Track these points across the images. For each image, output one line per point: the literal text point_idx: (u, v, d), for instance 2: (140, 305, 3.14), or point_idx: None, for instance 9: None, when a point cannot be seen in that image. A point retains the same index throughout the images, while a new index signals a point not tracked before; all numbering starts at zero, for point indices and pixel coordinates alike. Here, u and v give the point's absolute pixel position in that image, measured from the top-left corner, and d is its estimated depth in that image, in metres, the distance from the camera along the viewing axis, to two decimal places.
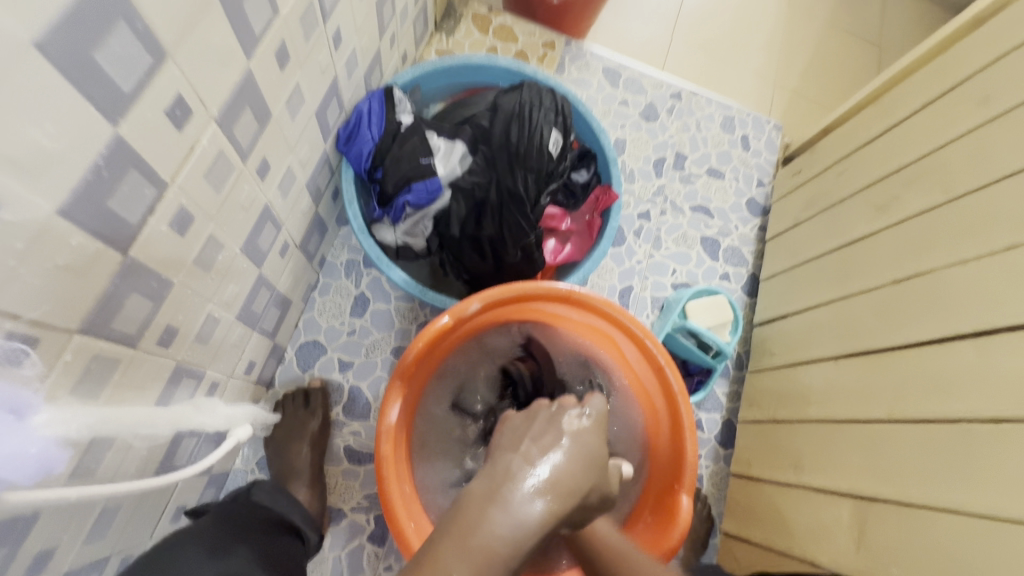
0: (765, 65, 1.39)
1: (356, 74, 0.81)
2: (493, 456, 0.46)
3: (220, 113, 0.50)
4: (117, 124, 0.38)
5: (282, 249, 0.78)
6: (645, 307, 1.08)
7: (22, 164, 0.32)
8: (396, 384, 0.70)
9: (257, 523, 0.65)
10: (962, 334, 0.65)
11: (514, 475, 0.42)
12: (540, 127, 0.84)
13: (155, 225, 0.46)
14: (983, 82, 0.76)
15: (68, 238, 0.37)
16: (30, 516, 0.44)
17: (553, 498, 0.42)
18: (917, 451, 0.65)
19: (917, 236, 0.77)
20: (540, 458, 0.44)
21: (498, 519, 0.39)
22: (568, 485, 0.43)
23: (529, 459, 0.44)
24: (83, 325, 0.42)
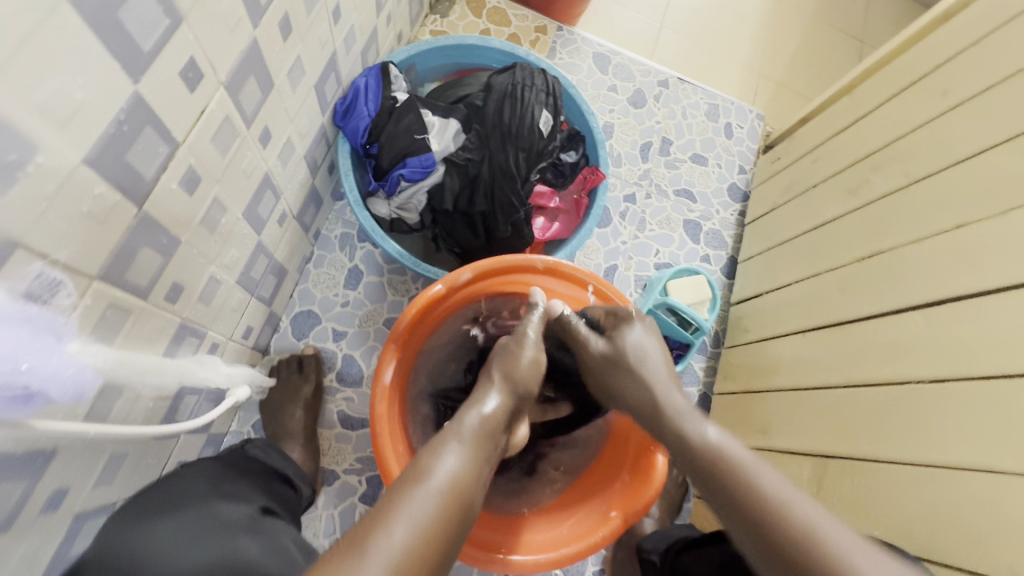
0: (750, 56, 1.43)
1: (354, 50, 0.83)
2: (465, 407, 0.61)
3: (228, 79, 0.52)
4: (137, 81, 0.41)
5: (280, 219, 0.80)
6: (628, 286, 1.13)
7: (53, 112, 0.35)
8: (391, 347, 0.74)
9: (253, 466, 0.68)
10: (915, 306, 0.71)
11: (474, 399, 0.59)
12: (532, 107, 0.88)
13: (166, 182, 0.49)
14: (945, 74, 0.81)
15: (91, 186, 0.40)
16: (49, 450, 0.47)
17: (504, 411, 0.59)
18: (875, 413, 0.71)
19: (881, 217, 0.82)
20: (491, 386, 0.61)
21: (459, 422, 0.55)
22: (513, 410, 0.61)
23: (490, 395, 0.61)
24: (102, 271, 0.45)
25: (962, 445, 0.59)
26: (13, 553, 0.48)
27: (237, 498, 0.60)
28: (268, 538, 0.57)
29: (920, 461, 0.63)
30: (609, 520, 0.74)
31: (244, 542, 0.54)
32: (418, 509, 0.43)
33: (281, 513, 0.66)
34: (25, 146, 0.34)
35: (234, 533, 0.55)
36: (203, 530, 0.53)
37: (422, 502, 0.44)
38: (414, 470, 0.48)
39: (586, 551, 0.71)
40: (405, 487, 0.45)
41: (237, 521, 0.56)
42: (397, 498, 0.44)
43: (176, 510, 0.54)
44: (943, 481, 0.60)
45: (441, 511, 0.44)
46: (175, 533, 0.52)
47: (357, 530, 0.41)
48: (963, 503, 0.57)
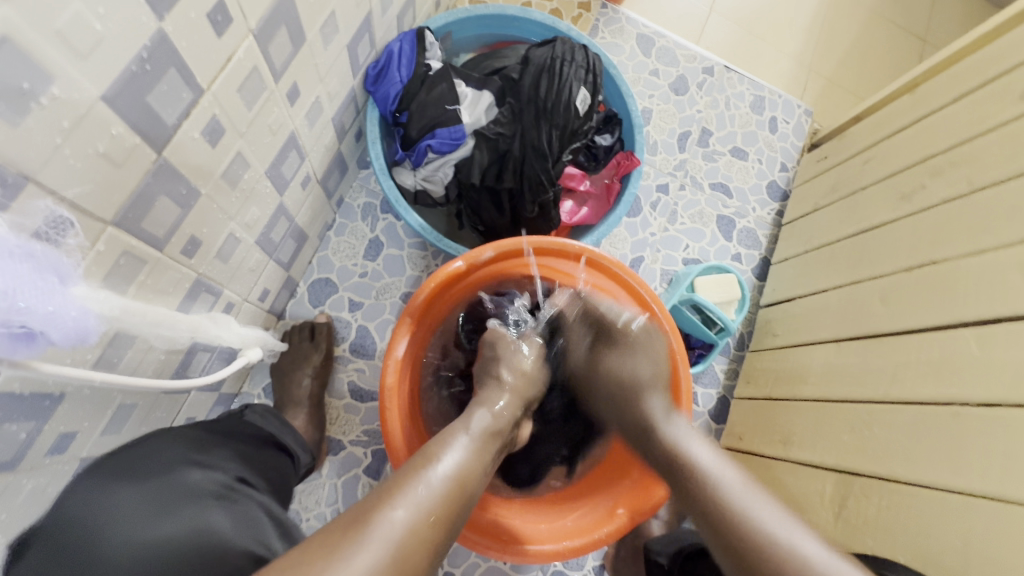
0: (803, 49, 1.36)
1: (390, 12, 0.80)
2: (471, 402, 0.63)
3: (258, 27, 0.50)
4: (162, 19, 0.39)
5: (304, 181, 0.79)
6: (653, 279, 1.09)
7: (72, 42, 0.33)
8: (406, 321, 0.72)
9: (247, 434, 0.67)
10: (968, 323, 0.66)
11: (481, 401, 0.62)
12: (569, 83, 0.84)
13: (188, 130, 0.47)
14: (1021, 76, 0.74)
15: (110, 126, 0.39)
16: (57, 395, 0.47)
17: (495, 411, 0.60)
18: (910, 433, 0.67)
19: (936, 226, 0.77)
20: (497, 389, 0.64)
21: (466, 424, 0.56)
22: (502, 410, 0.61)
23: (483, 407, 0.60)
24: (117, 218, 0.44)
25: (1009, 476, 0.55)
26: (19, 491, 0.48)
27: (207, 466, 0.55)
28: (239, 507, 0.53)
29: (957, 488, 0.59)
30: (614, 516, 0.72)
31: (211, 514, 0.50)
32: (419, 493, 0.45)
33: (263, 484, 0.61)
34: (40, 75, 0.33)
35: (202, 505, 0.50)
36: (170, 501, 0.49)
37: (426, 487, 0.46)
38: (422, 457, 0.50)
39: (588, 546, 0.69)
40: (410, 473, 0.47)
41: (202, 492, 0.51)
42: (403, 481, 0.47)
43: (145, 475, 0.50)
44: (979, 509, 0.56)
45: (442, 498, 0.46)
46: (132, 505, 0.47)
47: (363, 507, 0.43)
48: (1002, 535, 0.53)
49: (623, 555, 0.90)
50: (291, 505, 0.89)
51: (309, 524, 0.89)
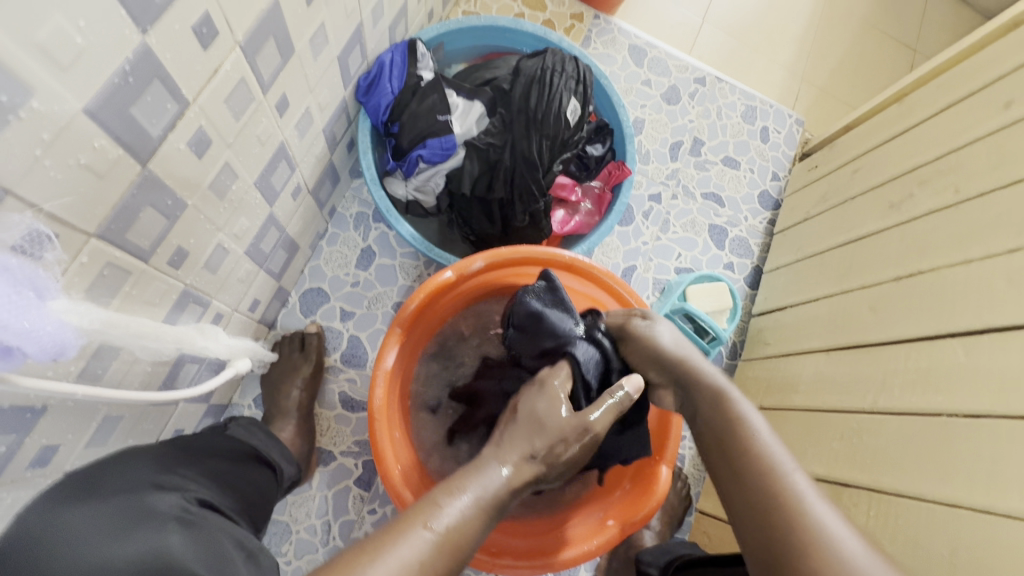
0: (794, 59, 1.37)
1: (381, 24, 0.80)
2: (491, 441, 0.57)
3: (245, 39, 0.50)
4: (145, 32, 0.39)
5: (295, 192, 0.79)
6: (646, 288, 1.09)
7: (53, 55, 0.33)
8: (394, 332, 0.72)
9: (225, 449, 0.66)
10: (956, 332, 0.66)
11: (501, 450, 0.55)
12: (560, 94, 0.85)
13: (173, 142, 0.47)
14: (1007, 87, 0.75)
15: (92, 138, 0.39)
16: (38, 408, 0.47)
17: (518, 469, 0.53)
18: (899, 443, 0.67)
19: (924, 235, 0.78)
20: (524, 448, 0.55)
21: (480, 473, 0.52)
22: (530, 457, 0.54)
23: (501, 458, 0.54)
24: (100, 230, 0.44)
25: (999, 487, 0.54)
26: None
27: (171, 488, 0.53)
28: (199, 531, 0.51)
29: (947, 499, 0.59)
30: (605, 528, 0.72)
31: (167, 536, 0.47)
32: (410, 554, 0.43)
33: (229, 504, 0.59)
34: (20, 88, 0.33)
35: (159, 528, 0.48)
36: (125, 521, 0.47)
37: (418, 547, 0.43)
38: (422, 509, 0.47)
39: (580, 559, 0.69)
40: (405, 528, 0.45)
41: (159, 514, 0.49)
42: (396, 536, 0.44)
43: (102, 496, 0.48)
44: (969, 520, 0.56)
45: (434, 562, 0.44)
46: (87, 525, 0.45)
47: (350, 555, 0.42)
48: (991, 546, 0.53)
49: (616, 566, 0.89)
50: (281, 517, 0.88)
51: (298, 537, 0.88)
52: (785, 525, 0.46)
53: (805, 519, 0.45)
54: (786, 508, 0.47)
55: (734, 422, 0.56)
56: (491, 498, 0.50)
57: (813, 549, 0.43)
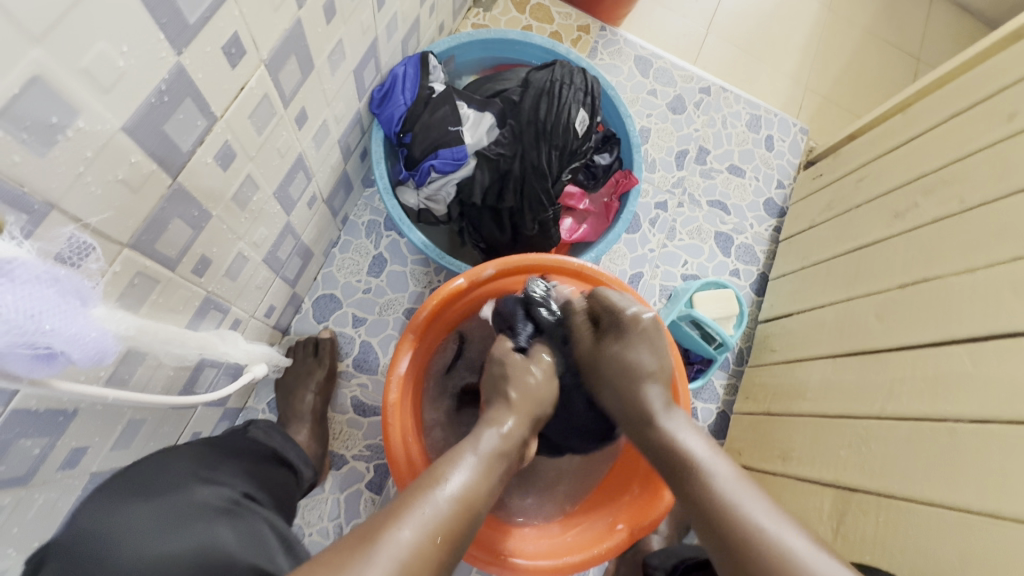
0: (798, 68, 1.38)
1: (395, 38, 0.83)
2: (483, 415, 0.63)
3: (269, 57, 0.52)
4: (180, 53, 0.41)
5: (310, 201, 0.81)
6: (652, 294, 1.11)
7: (97, 78, 0.35)
8: (408, 338, 0.74)
9: (250, 450, 0.68)
10: (961, 339, 0.67)
11: (490, 418, 0.61)
12: (568, 106, 0.87)
13: (202, 156, 0.49)
14: (1009, 98, 0.76)
15: (129, 154, 0.41)
16: (70, 411, 0.48)
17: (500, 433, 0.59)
18: (904, 448, 0.68)
19: (928, 243, 0.79)
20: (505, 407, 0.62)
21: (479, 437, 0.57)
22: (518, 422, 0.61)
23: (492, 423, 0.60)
24: (133, 240, 0.46)
25: (1003, 493, 0.55)
26: (30, 506, 0.49)
27: (216, 483, 0.56)
28: (243, 523, 0.53)
29: (954, 504, 0.59)
30: (614, 532, 0.73)
31: (219, 530, 0.50)
32: (425, 511, 0.47)
33: (266, 499, 0.62)
34: (67, 109, 0.35)
35: (211, 520, 0.50)
36: (182, 516, 0.49)
37: (433, 506, 0.47)
38: (431, 476, 0.51)
39: (589, 562, 0.70)
40: (416, 491, 0.49)
41: (208, 507, 0.52)
42: (411, 501, 0.48)
43: (156, 492, 0.51)
44: (976, 526, 0.56)
45: (449, 517, 0.48)
46: (144, 521, 0.47)
47: (370, 526, 0.45)
48: (996, 551, 0.54)
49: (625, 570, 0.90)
50: (294, 520, 0.89)
51: (311, 539, 0.89)
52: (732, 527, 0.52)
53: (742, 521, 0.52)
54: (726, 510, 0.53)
55: (674, 444, 0.60)
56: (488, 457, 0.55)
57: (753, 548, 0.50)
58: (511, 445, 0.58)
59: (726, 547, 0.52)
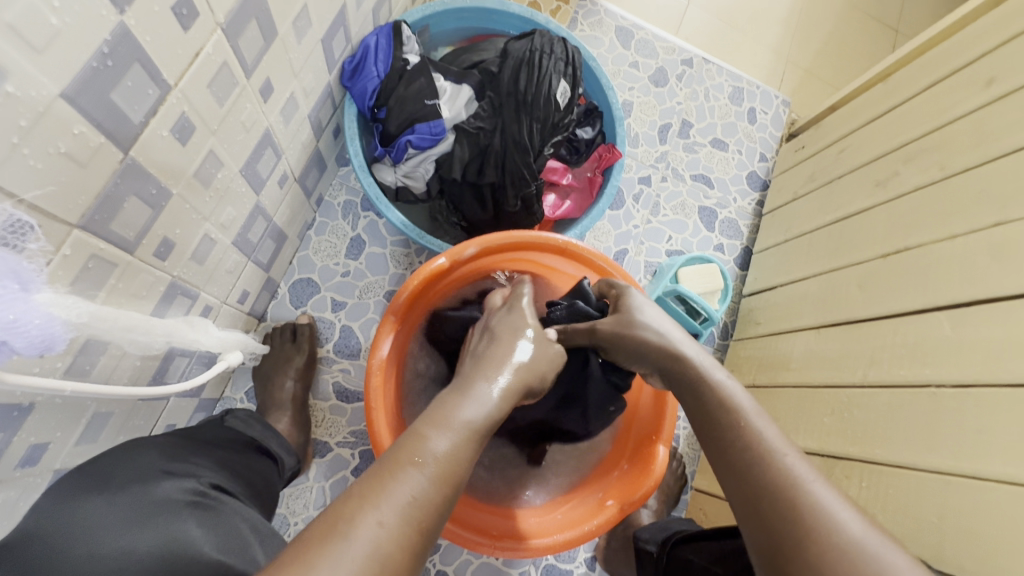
0: (779, 40, 1.37)
1: (364, 5, 0.78)
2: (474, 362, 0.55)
3: (226, 21, 0.48)
4: (123, 13, 0.37)
5: (281, 180, 0.77)
6: (637, 271, 1.10)
7: (26, 36, 0.32)
8: (389, 320, 0.72)
9: (227, 439, 0.65)
10: (942, 306, 0.67)
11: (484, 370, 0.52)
12: (549, 76, 0.83)
13: (156, 128, 0.46)
14: (989, 63, 0.76)
15: (72, 124, 0.37)
16: (26, 405, 0.45)
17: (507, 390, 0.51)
18: (883, 416, 0.69)
19: (909, 212, 0.79)
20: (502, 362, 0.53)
21: (466, 401, 0.48)
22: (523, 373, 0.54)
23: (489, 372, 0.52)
24: (83, 221, 0.42)
25: (984, 454, 0.56)
26: None
27: (184, 474, 0.53)
28: (215, 517, 0.51)
29: (937, 468, 0.60)
30: (604, 508, 0.72)
31: (185, 525, 0.48)
32: (403, 492, 0.40)
33: (243, 490, 0.60)
34: None
35: (175, 516, 0.48)
36: (146, 510, 0.47)
37: (413, 485, 0.41)
38: (412, 442, 0.44)
39: (577, 541, 0.69)
40: (394, 465, 0.42)
41: (174, 501, 0.49)
42: (388, 478, 0.41)
43: (118, 486, 0.48)
44: (957, 489, 0.57)
45: (432, 495, 0.41)
46: (103, 519, 0.45)
47: (343, 509, 0.39)
48: (977, 511, 0.54)
49: (615, 546, 0.91)
50: (278, 510, 0.88)
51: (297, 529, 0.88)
52: (759, 473, 0.45)
53: (774, 466, 0.45)
54: (757, 454, 0.47)
55: (706, 383, 0.54)
56: (481, 418, 0.48)
57: (783, 494, 0.43)
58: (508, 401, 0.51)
59: (747, 490, 0.46)
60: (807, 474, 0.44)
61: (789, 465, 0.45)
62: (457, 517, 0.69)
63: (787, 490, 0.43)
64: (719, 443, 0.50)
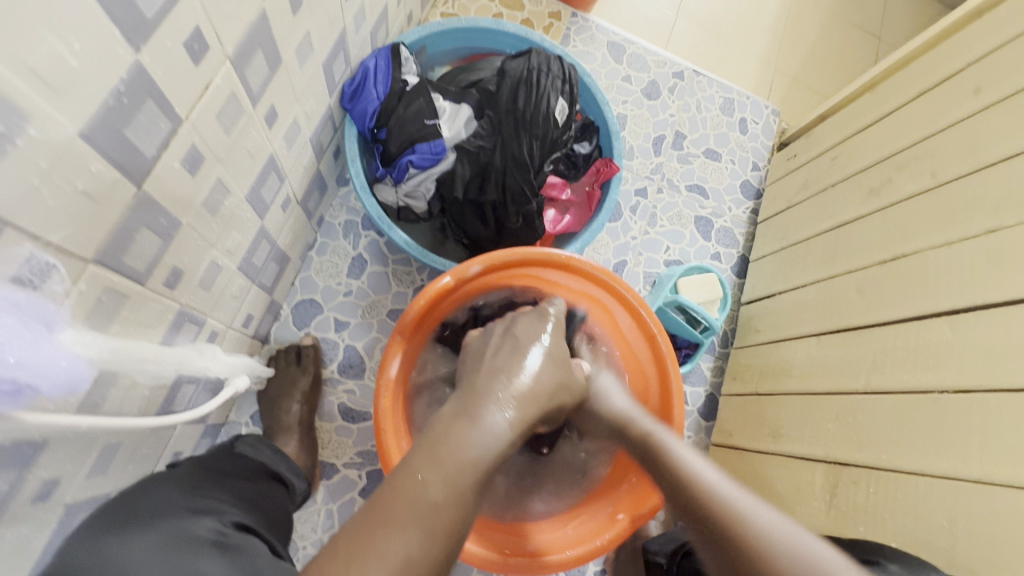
0: (766, 50, 1.40)
1: (363, 29, 0.79)
2: (472, 382, 0.51)
3: (235, 52, 0.49)
4: (139, 50, 0.38)
5: (285, 203, 0.77)
6: (637, 282, 1.11)
7: (47, 79, 0.32)
8: (396, 340, 0.72)
9: (239, 469, 0.65)
10: (941, 313, 0.69)
11: (485, 393, 0.49)
12: (548, 94, 0.85)
13: (167, 160, 0.46)
14: (974, 74, 0.78)
15: (89, 161, 0.38)
16: (38, 441, 0.45)
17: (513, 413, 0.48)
18: (888, 422, 0.70)
19: (904, 220, 0.81)
20: (506, 385, 0.50)
21: (468, 433, 0.44)
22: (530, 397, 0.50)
23: (491, 399, 0.48)
24: (98, 254, 0.42)
25: (989, 457, 0.57)
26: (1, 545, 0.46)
27: (207, 511, 0.53)
28: (236, 557, 0.49)
29: (944, 473, 0.61)
30: (615, 522, 0.73)
31: (199, 563, 0.45)
32: (396, 547, 0.37)
33: (263, 529, 0.58)
34: (17, 117, 0.31)
35: (197, 552, 0.46)
36: (173, 549, 0.46)
37: (406, 538, 0.37)
38: (406, 484, 0.40)
39: (589, 557, 0.70)
40: (385, 515, 0.38)
41: (198, 539, 0.48)
42: (378, 530, 0.37)
43: (135, 525, 0.47)
44: (964, 494, 0.58)
45: (428, 548, 0.38)
46: (132, 560, 0.44)
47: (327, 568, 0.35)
48: (986, 515, 0.55)
49: (623, 558, 0.91)
50: None
51: (306, 553, 0.87)
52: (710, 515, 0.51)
53: (720, 505, 0.51)
54: (705, 497, 0.52)
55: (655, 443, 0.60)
56: (484, 451, 0.44)
57: (736, 528, 0.49)
58: (517, 428, 0.48)
59: (707, 533, 0.50)
60: (751, 505, 0.50)
61: (736, 498, 0.51)
62: (473, 533, 0.70)
63: (736, 522, 0.49)
64: (683, 492, 0.54)
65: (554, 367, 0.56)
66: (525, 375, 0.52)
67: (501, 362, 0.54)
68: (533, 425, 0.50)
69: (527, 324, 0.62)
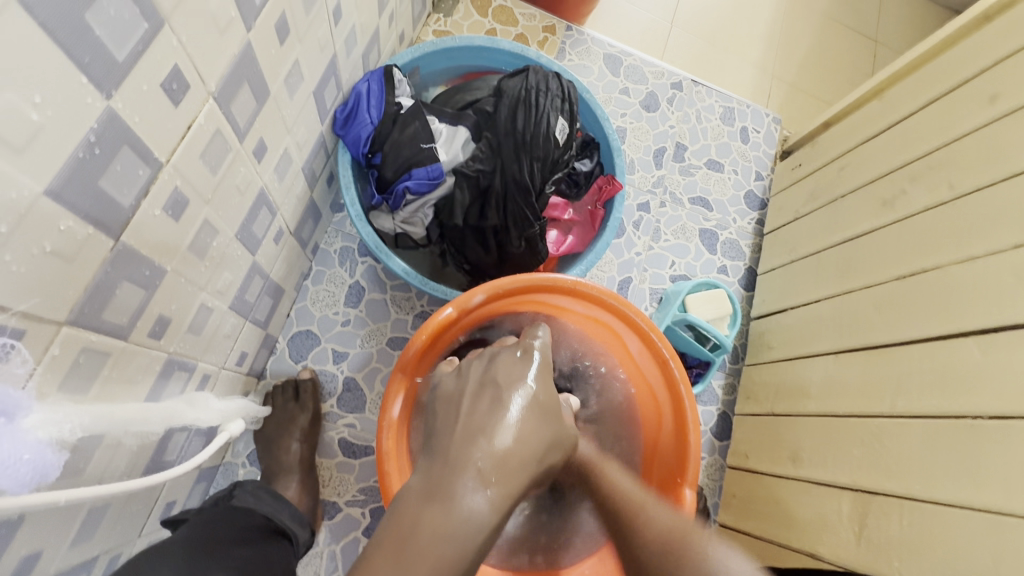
0: (763, 57, 1.38)
1: (354, 52, 0.77)
2: (445, 443, 0.42)
3: (218, 88, 0.46)
4: (110, 96, 0.34)
5: (276, 236, 0.74)
6: (643, 300, 1.08)
7: (7, 138, 0.29)
8: (399, 378, 0.68)
9: (231, 533, 0.60)
10: (968, 331, 0.66)
11: (460, 464, 0.39)
12: (547, 114, 0.82)
13: (148, 208, 0.43)
14: (988, 81, 0.76)
15: (57, 220, 0.34)
16: (13, 520, 0.41)
17: (498, 487, 0.39)
18: (926, 452, 0.66)
19: (921, 233, 0.78)
20: (489, 451, 0.40)
21: (441, 516, 0.36)
22: (517, 462, 0.41)
23: (468, 472, 0.39)
24: (72, 315, 0.39)
25: None
26: None
27: None
28: None
29: (985, 506, 0.58)
30: None
31: None
32: None
33: None
34: None
35: None
36: None
37: None
38: None
39: None
40: None
41: None
42: None
43: None
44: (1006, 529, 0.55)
45: None
46: None
47: None
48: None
49: None
50: None
51: None
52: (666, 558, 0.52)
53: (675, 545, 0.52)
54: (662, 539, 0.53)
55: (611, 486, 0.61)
56: (461, 540, 0.36)
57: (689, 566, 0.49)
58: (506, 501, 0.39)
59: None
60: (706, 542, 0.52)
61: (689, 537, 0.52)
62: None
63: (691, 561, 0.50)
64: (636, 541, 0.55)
65: (544, 418, 0.45)
66: (507, 432, 0.42)
67: (480, 418, 0.43)
68: (524, 492, 0.41)
69: (509, 363, 0.51)
